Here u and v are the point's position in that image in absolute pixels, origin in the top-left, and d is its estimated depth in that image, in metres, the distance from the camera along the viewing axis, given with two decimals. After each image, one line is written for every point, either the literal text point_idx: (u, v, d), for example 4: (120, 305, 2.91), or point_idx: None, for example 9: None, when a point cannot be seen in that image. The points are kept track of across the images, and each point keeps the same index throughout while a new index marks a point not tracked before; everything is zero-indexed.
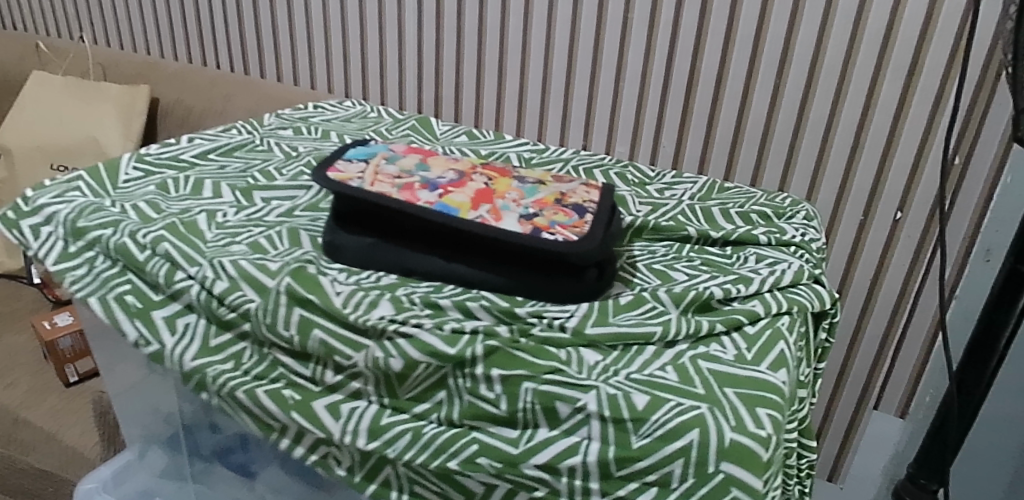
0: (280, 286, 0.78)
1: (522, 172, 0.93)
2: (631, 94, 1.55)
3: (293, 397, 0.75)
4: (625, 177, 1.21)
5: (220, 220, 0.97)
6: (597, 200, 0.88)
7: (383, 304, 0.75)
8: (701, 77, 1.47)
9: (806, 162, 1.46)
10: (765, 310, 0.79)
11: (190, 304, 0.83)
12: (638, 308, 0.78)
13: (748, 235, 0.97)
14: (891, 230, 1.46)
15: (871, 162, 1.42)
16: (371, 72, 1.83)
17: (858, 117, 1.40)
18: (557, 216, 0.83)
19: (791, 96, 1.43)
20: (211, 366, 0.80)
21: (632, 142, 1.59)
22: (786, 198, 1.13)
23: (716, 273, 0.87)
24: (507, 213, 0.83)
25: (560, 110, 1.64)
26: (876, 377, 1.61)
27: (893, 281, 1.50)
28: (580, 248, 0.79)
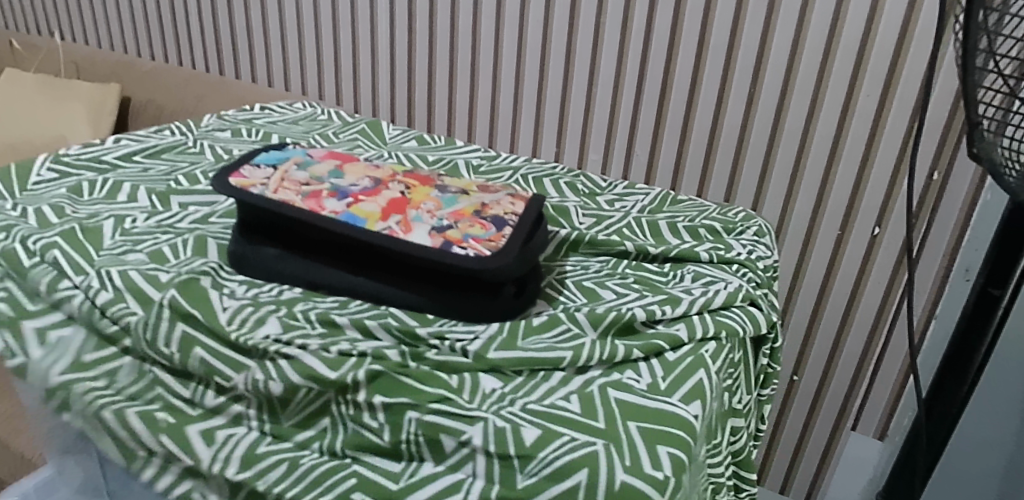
0: (163, 300, 0.73)
1: (446, 181, 0.87)
2: (604, 101, 1.44)
3: (166, 420, 0.69)
4: (574, 187, 1.15)
5: (127, 226, 0.92)
6: (521, 212, 0.82)
7: (271, 323, 0.70)
8: (674, 88, 1.36)
9: (781, 174, 1.34)
10: (689, 334, 0.72)
11: (71, 315, 0.77)
12: (552, 330, 0.72)
13: (688, 251, 0.90)
14: (867, 248, 1.33)
15: (847, 175, 1.29)
16: (334, 71, 1.73)
17: (834, 127, 1.27)
18: (471, 229, 0.78)
19: (765, 103, 1.30)
20: (81, 382, 0.74)
21: (605, 151, 1.48)
22: (739, 212, 1.07)
23: (646, 292, 0.81)
24: (418, 225, 0.77)
25: (530, 111, 1.52)
26: (850, 403, 1.48)
27: (870, 301, 1.37)
28: (492, 264, 0.73)
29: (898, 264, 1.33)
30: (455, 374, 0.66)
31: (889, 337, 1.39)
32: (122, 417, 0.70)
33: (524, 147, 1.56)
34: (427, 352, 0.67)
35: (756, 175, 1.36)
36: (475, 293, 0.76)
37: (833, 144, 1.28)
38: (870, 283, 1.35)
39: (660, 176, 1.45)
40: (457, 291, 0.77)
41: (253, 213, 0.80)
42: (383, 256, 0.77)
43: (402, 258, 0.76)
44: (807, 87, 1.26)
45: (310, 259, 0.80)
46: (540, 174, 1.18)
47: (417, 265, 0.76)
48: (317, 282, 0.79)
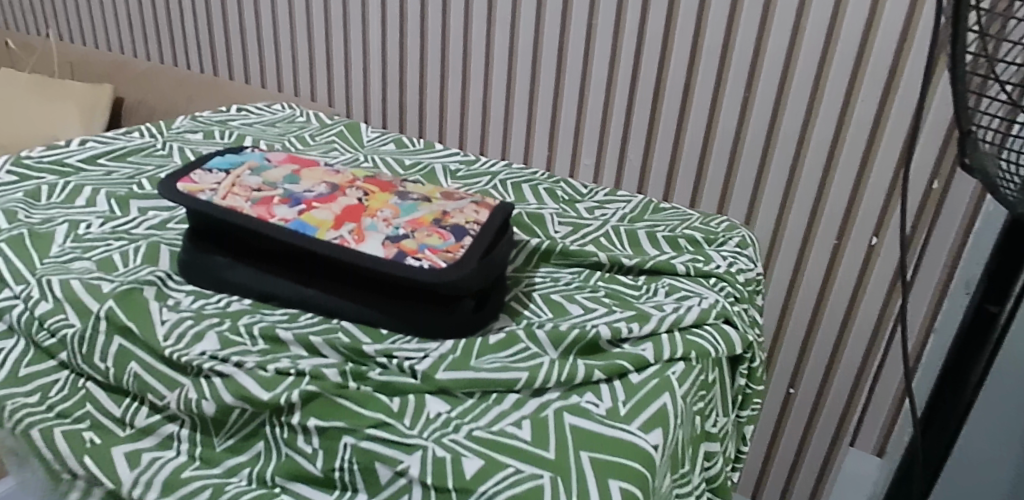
0: (101, 311, 0.68)
1: (409, 187, 0.83)
2: (597, 102, 1.31)
3: (91, 441, 0.64)
4: (554, 193, 1.11)
5: (80, 231, 0.87)
6: (484, 221, 0.78)
7: (209, 338, 0.66)
8: (668, 84, 1.24)
9: (777, 182, 1.23)
10: (655, 355, 0.68)
11: (11, 326, 0.73)
12: (509, 348, 0.68)
13: (664, 263, 0.86)
14: (865, 258, 1.24)
15: (844, 184, 1.19)
16: (304, 65, 1.59)
17: (830, 135, 1.17)
18: (429, 239, 0.73)
19: (759, 111, 1.20)
20: (13, 398, 0.68)
21: (598, 153, 1.35)
22: (723, 222, 1.02)
23: (615, 307, 0.76)
24: (372, 234, 0.73)
25: (517, 111, 1.38)
26: (848, 420, 1.40)
27: (865, 318, 1.29)
28: (448, 277, 0.69)
29: (891, 289, 1.25)
30: (398, 395, 0.61)
31: (885, 355, 1.30)
32: (47, 435, 0.64)
33: (516, 152, 1.42)
34: (370, 371, 0.62)
35: (751, 182, 1.25)
36: (432, 307, 0.72)
37: (831, 149, 1.19)
38: (866, 297, 1.27)
39: (653, 182, 1.33)
40: (413, 305, 0.72)
41: (200, 219, 0.76)
42: (335, 267, 0.73)
43: (354, 270, 0.72)
44: (803, 92, 1.16)
45: (260, 269, 0.75)
46: (519, 180, 1.14)
47: (370, 277, 0.72)
48: (268, 294, 0.75)
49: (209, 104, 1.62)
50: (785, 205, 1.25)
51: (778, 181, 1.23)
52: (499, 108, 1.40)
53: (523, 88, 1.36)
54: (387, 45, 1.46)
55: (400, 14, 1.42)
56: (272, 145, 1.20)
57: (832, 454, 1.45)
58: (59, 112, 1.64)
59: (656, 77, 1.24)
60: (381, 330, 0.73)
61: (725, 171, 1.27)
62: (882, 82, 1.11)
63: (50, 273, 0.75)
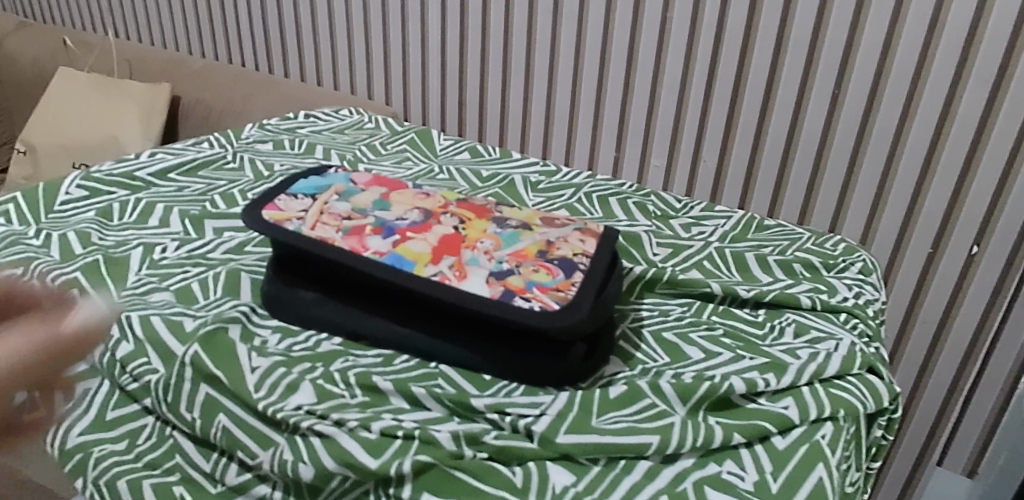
0: (186, 357, 0.63)
1: (505, 213, 0.76)
2: (669, 103, 1.17)
3: (183, 497, 0.60)
4: (644, 208, 1.02)
5: (157, 258, 0.82)
6: (592, 253, 0.70)
7: (304, 389, 0.60)
8: (750, 78, 1.10)
9: (865, 191, 1.10)
10: (801, 414, 0.61)
11: None
12: (633, 404, 0.61)
13: (786, 296, 0.78)
14: (964, 269, 1.10)
15: (942, 191, 1.05)
16: (360, 61, 1.51)
17: (929, 137, 1.03)
18: (535, 275, 0.66)
19: (850, 114, 1.06)
20: (100, 444, 0.64)
21: (670, 155, 1.21)
22: (838, 242, 0.93)
23: (741, 352, 0.69)
24: (474, 269, 0.66)
25: (583, 110, 1.26)
26: (934, 443, 1.27)
27: (959, 336, 1.15)
28: (560, 321, 0.62)
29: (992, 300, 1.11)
30: (516, 461, 0.55)
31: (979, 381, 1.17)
32: (137, 490, 0.60)
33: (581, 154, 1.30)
34: (486, 433, 0.56)
35: (837, 189, 1.11)
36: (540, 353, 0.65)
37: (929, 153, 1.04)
38: (960, 315, 1.13)
39: (728, 187, 1.19)
40: (520, 350, 0.65)
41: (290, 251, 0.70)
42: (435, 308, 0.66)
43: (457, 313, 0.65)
44: (902, 83, 1.01)
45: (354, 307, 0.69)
46: (605, 192, 1.05)
47: (474, 320, 0.65)
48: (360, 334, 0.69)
49: (258, 106, 1.54)
50: (874, 216, 1.12)
51: (868, 181, 1.09)
52: (563, 109, 1.28)
53: (588, 86, 1.23)
54: (447, 43, 1.36)
55: (460, 8, 1.31)
56: (344, 156, 1.14)
57: (917, 477, 1.32)
58: (110, 109, 1.58)
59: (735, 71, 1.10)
60: (484, 376, 0.66)
61: (806, 184, 1.13)
62: (991, 79, 0.96)
63: (130, 309, 0.70)
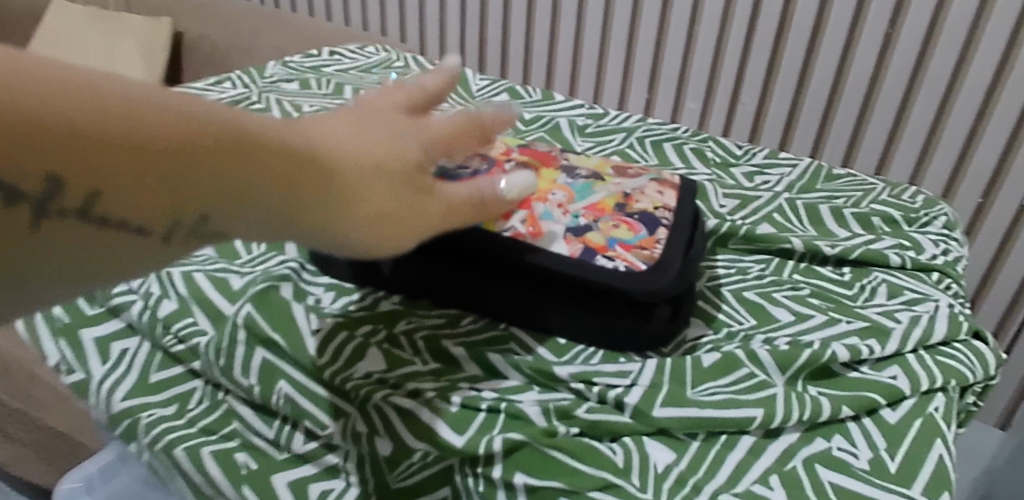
0: (238, 316, 0.57)
1: (572, 161, 0.69)
2: (708, 40, 1.08)
3: (246, 466, 0.56)
4: (703, 154, 0.96)
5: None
6: (674, 207, 0.63)
7: (371, 355, 0.55)
8: (796, 17, 1.00)
9: (912, 139, 1.01)
10: (911, 386, 0.57)
11: (133, 324, 0.63)
12: (729, 374, 0.56)
13: (875, 254, 0.72)
14: (1013, 221, 1.02)
15: (997, 138, 0.96)
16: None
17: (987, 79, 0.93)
18: (617, 231, 0.59)
19: (903, 53, 0.97)
20: (148, 409, 0.59)
21: (707, 96, 1.12)
22: (916, 194, 0.90)
23: (834, 314, 0.64)
24: (549, 224, 0.59)
25: (614, 48, 1.15)
26: None
27: (999, 295, 1.08)
28: (653, 283, 0.55)
29: None
30: (611, 436, 0.52)
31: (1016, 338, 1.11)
32: (197, 459, 0.56)
33: (613, 89, 1.20)
34: (577, 406, 0.52)
35: (883, 135, 1.03)
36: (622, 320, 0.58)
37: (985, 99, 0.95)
38: (1006, 267, 1.05)
39: (769, 129, 1.10)
40: (600, 314, 0.58)
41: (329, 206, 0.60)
42: (504, 271, 0.58)
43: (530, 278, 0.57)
44: (958, 30, 0.92)
45: (404, 269, 0.60)
46: (659, 137, 0.99)
47: (550, 284, 0.57)
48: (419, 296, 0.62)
49: (242, 38, 1.40)
50: (921, 164, 1.03)
51: (918, 126, 1.00)
52: (592, 48, 1.18)
53: (621, 24, 1.13)
54: None
55: None
56: None
57: None
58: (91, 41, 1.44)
59: (781, 10, 1.01)
60: (559, 340, 0.60)
61: (852, 125, 1.04)
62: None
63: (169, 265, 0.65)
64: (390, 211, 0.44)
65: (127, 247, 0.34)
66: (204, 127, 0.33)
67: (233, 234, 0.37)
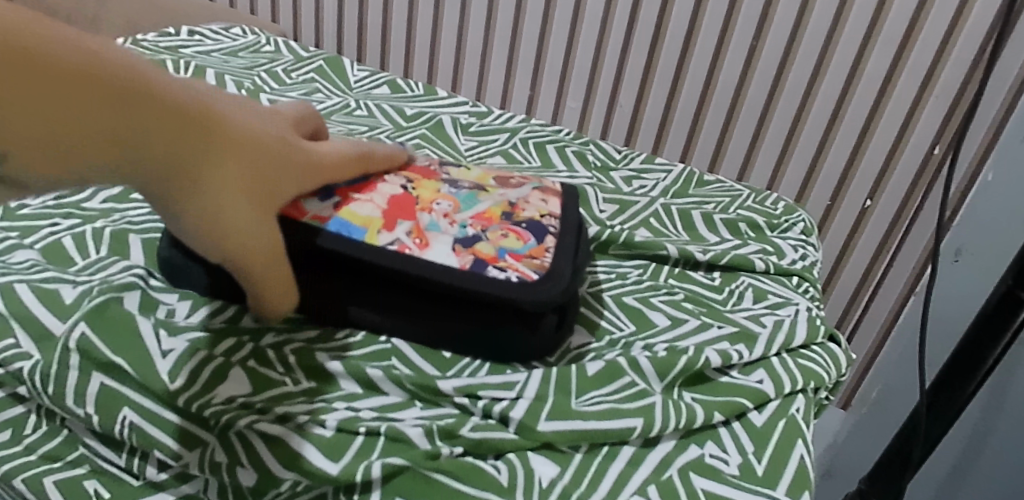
0: (70, 338, 0.51)
1: (453, 173, 0.67)
2: (588, 42, 1.10)
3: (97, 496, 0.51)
4: (585, 157, 0.99)
5: (13, 206, 0.66)
6: (560, 214, 0.63)
7: (235, 377, 0.51)
8: (671, 24, 1.04)
9: (772, 144, 1.07)
10: (776, 388, 0.59)
11: None
12: (610, 383, 0.56)
13: (742, 259, 0.76)
14: (856, 221, 1.10)
15: (844, 146, 1.04)
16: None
17: (836, 94, 1.01)
18: (506, 241, 0.59)
19: (765, 67, 1.02)
20: None
21: (587, 97, 1.15)
22: (777, 201, 0.96)
23: (706, 319, 0.66)
24: (436, 235, 0.57)
25: (497, 44, 1.16)
26: None
27: (841, 290, 1.17)
28: (541, 293, 0.55)
29: (879, 251, 1.12)
30: (494, 453, 0.51)
31: (855, 328, 1.20)
32: (38, 489, 0.50)
33: (495, 83, 1.20)
34: (462, 425, 0.51)
35: (746, 140, 1.09)
36: (506, 328, 0.56)
37: (834, 110, 1.03)
38: (849, 264, 1.13)
39: (643, 130, 1.14)
40: (485, 325, 0.56)
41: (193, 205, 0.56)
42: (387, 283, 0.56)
43: (411, 283, 0.55)
44: (815, 42, 0.99)
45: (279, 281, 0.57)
46: (542, 139, 1.01)
47: (437, 296, 0.56)
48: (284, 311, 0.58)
49: None
50: (778, 169, 1.10)
51: (776, 134, 1.06)
52: (476, 44, 1.18)
53: (505, 20, 1.14)
54: None
55: None
56: (242, 83, 0.97)
57: None
58: None
59: (656, 18, 1.05)
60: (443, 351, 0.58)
61: (719, 130, 1.10)
62: (897, 43, 0.96)
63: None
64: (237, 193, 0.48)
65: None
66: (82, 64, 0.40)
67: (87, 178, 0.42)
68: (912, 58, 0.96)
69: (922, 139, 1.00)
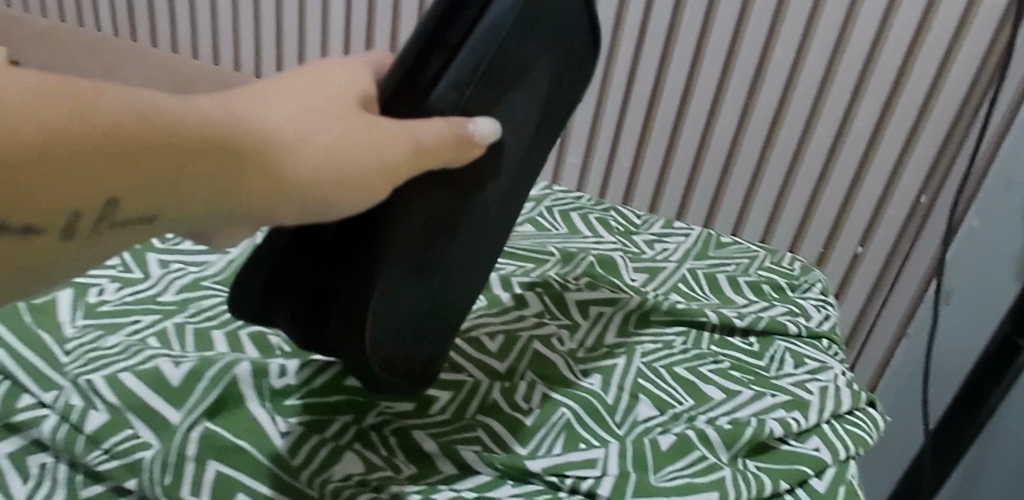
0: (193, 429, 0.53)
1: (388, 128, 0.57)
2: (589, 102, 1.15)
3: None
4: (607, 223, 1.04)
5: (92, 302, 0.64)
6: None
7: (348, 458, 0.55)
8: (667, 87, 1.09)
9: (766, 197, 1.13)
10: (832, 455, 0.65)
11: (41, 440, 0.53)
12: (683, 457, 0.61)
13: (777, 324, 0.81)
14: (849, 266, 1.16)
15: (835, 200, 1.10)
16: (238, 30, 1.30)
17: (825, 152, 1.06)
18: None
19: (757, 129, 1.08)
20: None
21: (587, 152, 1.21)
22: (793, 261, 1.02)
23: (758, 388, 0.72)
24: None
25: None
26: None
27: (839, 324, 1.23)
28: None
29: (872, 293, 1.17)
30: None
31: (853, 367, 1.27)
32: None
33: None
34: None
35: (741, 194, 1.14)
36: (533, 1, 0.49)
37: (824, 169, 1.08)
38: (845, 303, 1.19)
39: (642, 185, 1.20)
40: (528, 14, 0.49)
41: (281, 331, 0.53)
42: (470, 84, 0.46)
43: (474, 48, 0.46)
44: (804, 104, 1.04)
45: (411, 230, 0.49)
46: (566, 207, 1.06)
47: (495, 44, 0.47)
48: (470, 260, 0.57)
49: None
50: (772, 221, 1.16)
51: (769, 189, 1.12)
52: None
53: None
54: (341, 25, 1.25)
55: None
56: None
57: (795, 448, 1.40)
58: None
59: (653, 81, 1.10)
60: (519, 451, 0.61)
61: (715, 186, 1.15)
62: (879, 108, 1.01)
63: (87, 371, 0.56)
64: (276, 132, 0.38)
65: (30, 255, 0.33)
66: (15, 112, 0.29)
67: (141, 229, 0.36)
68: (894, 122, 1.01)
69: (907, 194, 1.05)
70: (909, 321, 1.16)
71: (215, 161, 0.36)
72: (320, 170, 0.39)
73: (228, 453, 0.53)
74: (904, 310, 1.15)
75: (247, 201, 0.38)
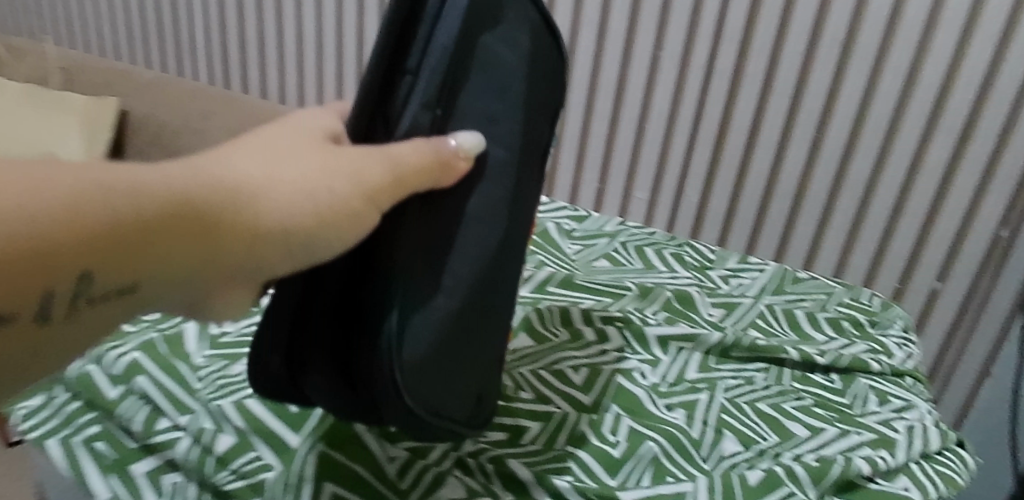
0: (311, 452, 0.57)
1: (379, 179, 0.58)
2: (655, 139, 1.17)
3: None
4: (682, 259, 1.05)
5: (214, 332, 0.69)
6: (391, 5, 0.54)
7: (450, 483, 0.58)
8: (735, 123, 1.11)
9: (839, 231, 1.13)
10: (921, 494, 0.65)
11: (174, 460, 0.58)
12: (771, 493, 0.62)
13: (859, 361, 0.81)
14: (927, 302, 1.14)
15: (910, 234, 1.09)
16: (291, 68, 1.32)
17: (899, 185, 1.06)
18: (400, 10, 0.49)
19: (828, 163, 1.08)
20: None
21: (654, 188, 1.22)
22: (872, 297, 1.02)
23: (843, 425, 0.72)
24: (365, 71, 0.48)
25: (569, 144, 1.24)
26: None
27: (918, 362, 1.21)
28: None
29: (952, 328, 1.15)
30: None
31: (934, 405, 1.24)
32: None
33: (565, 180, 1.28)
34: None
35: (812, 228, 1.14)
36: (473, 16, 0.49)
37: (899, 203, 1.07)
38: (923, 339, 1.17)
39: (710, 220, 1.21)
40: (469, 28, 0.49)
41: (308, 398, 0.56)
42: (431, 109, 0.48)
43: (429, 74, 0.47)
44: (875, 139, 1.04)
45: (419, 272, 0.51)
46: (641, 242, 1.08)
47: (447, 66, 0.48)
48: (492, 290, 0.57)
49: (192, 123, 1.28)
50: (846, 255, 1.15)
51: (842, 223, 1.12)
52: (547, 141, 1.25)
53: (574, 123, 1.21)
54: None
55: None
56: None
57: None
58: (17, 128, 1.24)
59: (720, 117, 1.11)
60: (610, 481, 0.63)
61: (784, 221, 1.15)
62: (953, 142, 1.00)
63: (216, 397, 0.61)
64: (247, 187, 0.38)
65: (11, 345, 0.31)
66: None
67: (123, 302, 0.35)
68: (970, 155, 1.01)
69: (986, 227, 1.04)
70: (991, 357, 1.14)
71: (184, 225, 0.35)
72: (290, 207, 0.39)
73: (341, 474, 0.56)
74: (986, 346, 1.13)
75: (224, 254, 0.37)
